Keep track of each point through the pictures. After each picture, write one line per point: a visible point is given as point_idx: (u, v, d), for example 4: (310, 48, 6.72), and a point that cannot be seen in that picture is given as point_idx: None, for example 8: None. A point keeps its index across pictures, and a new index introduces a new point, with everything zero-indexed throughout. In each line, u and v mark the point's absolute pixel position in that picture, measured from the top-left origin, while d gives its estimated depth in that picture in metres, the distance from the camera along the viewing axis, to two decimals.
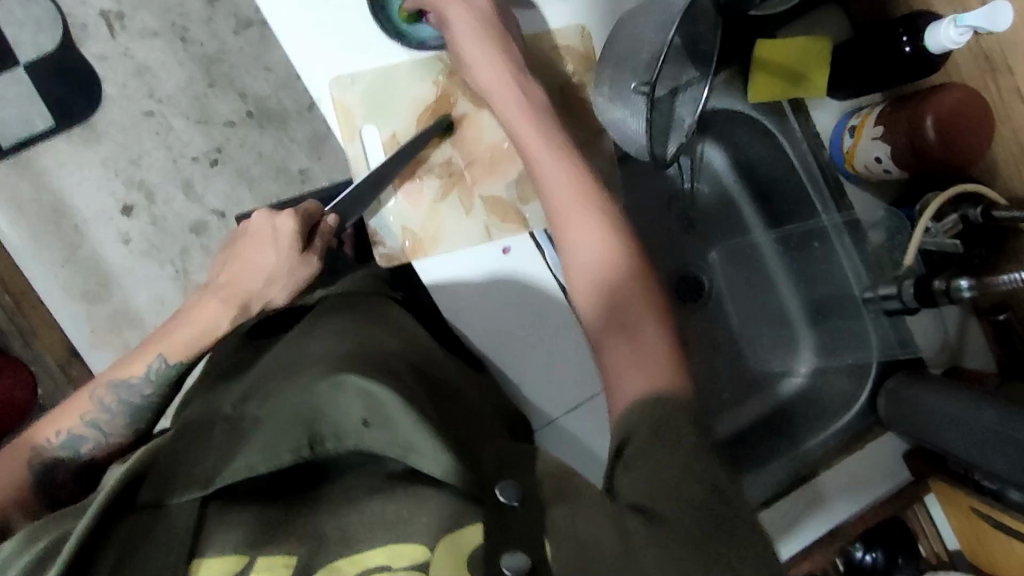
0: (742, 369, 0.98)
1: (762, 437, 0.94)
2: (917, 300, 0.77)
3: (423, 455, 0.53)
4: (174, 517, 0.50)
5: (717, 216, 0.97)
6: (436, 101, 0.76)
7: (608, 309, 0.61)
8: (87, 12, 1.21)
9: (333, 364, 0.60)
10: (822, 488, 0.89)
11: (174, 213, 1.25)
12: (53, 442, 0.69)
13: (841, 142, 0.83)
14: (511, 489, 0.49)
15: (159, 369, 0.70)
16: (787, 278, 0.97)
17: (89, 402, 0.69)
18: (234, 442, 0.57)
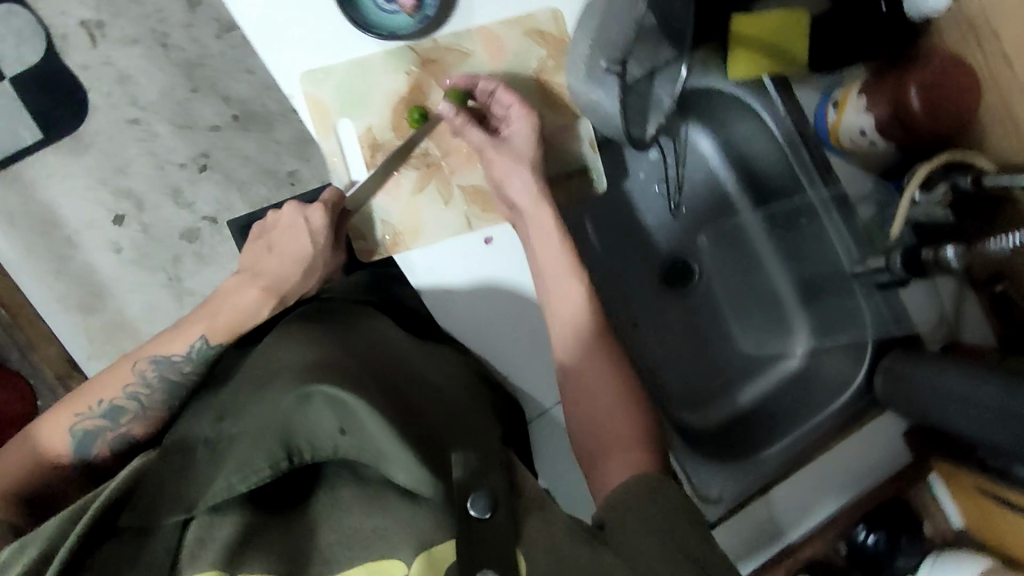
0: (732, 354, 0.99)
1: (754, 424, 0.95)
2: (907, 270, 0.77)
3: (395, 463, 0.50)
4: (156, 548, 0.48)
5: (706, 204, 0.96)
6: (409, 91, 0.74)
7: (596, 419, 0.65)
8: (66, 23, 1.20)
9: (299, 375, 0.55)
10: (773, 515, 0.84)
11: (162, 220, 1.24)
12: (94, 411, 0.66)
13: (825, 116, 0.82)
14: (481, 499, 0.48)
15: (202, 348, 0.69)
16: (775, 259, 0.98)
17: (130, 373, 0.67)
18: (209, 462, 0.54)
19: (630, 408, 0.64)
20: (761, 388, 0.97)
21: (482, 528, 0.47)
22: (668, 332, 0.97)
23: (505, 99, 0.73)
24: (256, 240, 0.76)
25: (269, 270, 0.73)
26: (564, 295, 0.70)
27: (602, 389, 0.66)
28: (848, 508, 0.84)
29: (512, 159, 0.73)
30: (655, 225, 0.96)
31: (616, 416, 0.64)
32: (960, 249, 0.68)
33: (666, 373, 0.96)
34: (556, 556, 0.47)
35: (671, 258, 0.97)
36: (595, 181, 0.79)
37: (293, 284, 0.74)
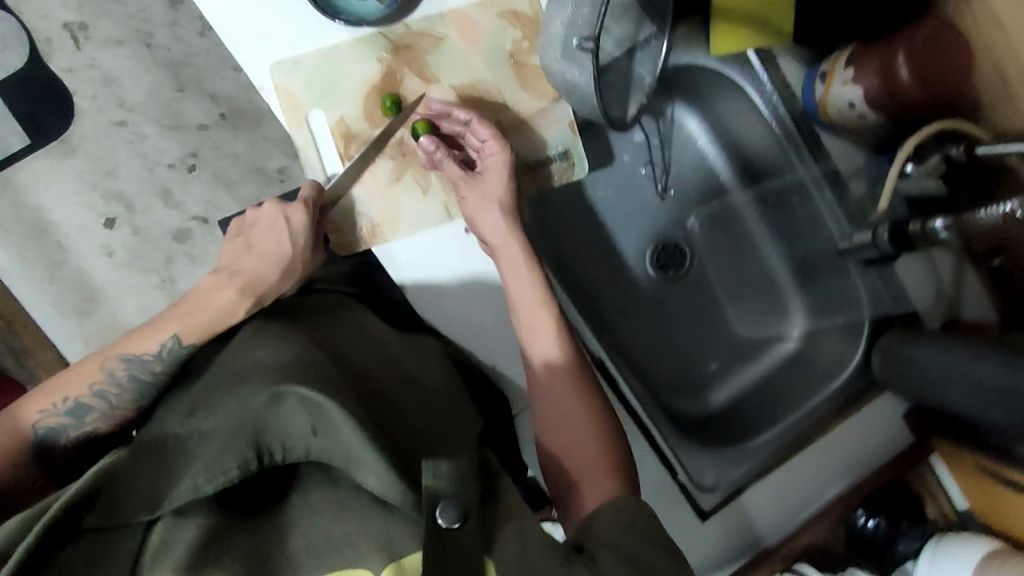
0: (726, 338, 0.96)
1: (746, 406, 0.94)
2: (894, 246, 0.75)
3: (365, 468, 0.48)
4: (117, 548, 0.47)
5: (697, 185, 0.94)
6: (382, 79, 0.72)
7: (569, 446, 0.63)
8: (50, 26, 1.10)
9: (274, 373, 0.53)
10: (746, 520, 0.83)
11: (154, 222, 1.14)
12: (58, 407, 0.63)
13: (812, 92, 0.79)
14: (451, 510, 0.47)
15: (174, 348, 0.66)
16: (768, 241, 0.95)
17: (99, 371, 0.64)
18: (178, 461, 0.52)
19: (598, 431, 0.64)
20: (757, 371, 0.96)
21: (451, 538, 0.46)
22: (659, 318, 0.95)
23: (479, 132, 0.71)
24: (237, 237, 0.73)
25: (246, 269, 0.70)
26: (535, 319, 0.69)
27: (572, 414, 0.65)
28: (837, 499, 0.84)
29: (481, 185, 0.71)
30: (642, 206, 0.93)
31: (586, 443, 0.63)
32: (947, 220, 0.66)
33: (656, 360, 0.94)
34: (523, 561, 0.46)
35: (660, 243, 0.94)
36: (575, 165, 0.77)
37: (271, 285, 0.71)
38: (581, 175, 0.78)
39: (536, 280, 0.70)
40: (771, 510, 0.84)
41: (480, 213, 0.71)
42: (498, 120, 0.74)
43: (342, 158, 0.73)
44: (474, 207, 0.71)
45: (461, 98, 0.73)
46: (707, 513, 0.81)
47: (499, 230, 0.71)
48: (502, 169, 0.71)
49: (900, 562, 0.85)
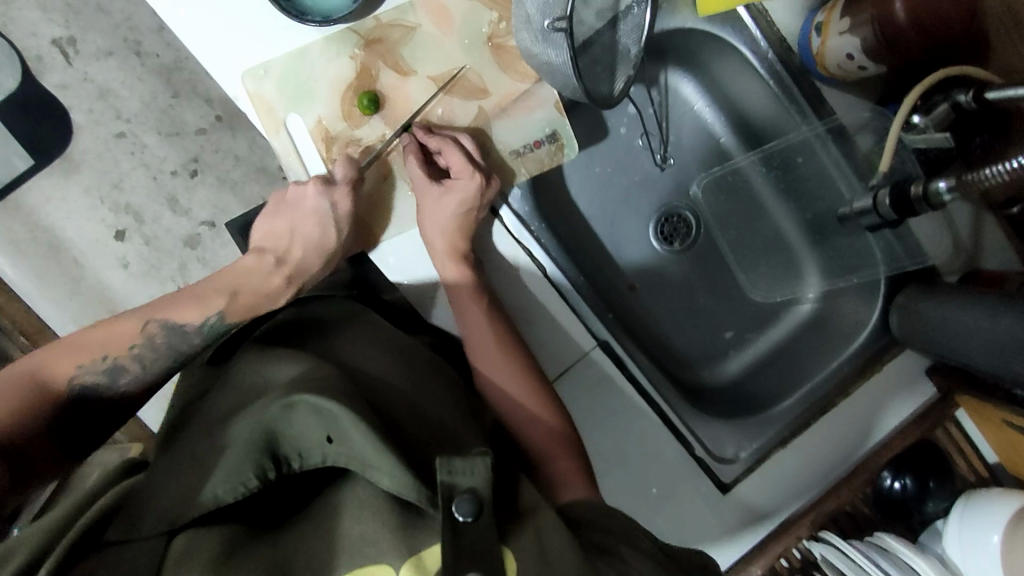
0: (741, 306, 0.94)
1: (763, 373, 0.93)
2: (895, 211, 0.71)
3: (377, 468, 0.47)
4: (137, 556, 0.46)
5: (698, 150, 0.91)
6: (357, 77, 0.70)
7: (539, 445, 0.65)
8: (39, 43, 1.09)
9: (288, 387, 0.54)
10: (752, 509, 0.80)
11: (164, 230, 1.14)
12: (96, 364, 0.60)
13: (810, 43, 0.74)
14: (467, 503, 0.43)
15: (212, 328, 0.64)
16: (777, 201, 0.91)
17: (138, 333, 0.62)
18: (198, 474, 0.52)
19: (563, 440, 0.66)
20: (775, 336, 0.93)
21: (468, 533, 0.42)
22: (667, 290, 0.93)
23: (450, 160, 0.69)
24: (275, 215, 0.71)
25: (292, 257, 0.70)
26: (478, 327, 0.70)
27: (534, 412, 0.67)
28: (863, 463, 0.81)
29: (444, 200, 0.69)
30: (644, 176, 0.90)
31: (548, 450, 0.65)
32: (951, 182, 0.61)
33: (671, 330, 0.93)
34: (543, 561, 0.43)
35: (665, 213, 0.92)
36: (565, 146, 0.74)
37: (313, 274, 0.71)
38: (572, 155, 0.75)
39: (480, 301, 0.71)
40: (790, 480, 0.81)
41: (434, 237, 0.70)
42: (481, 109, 0.72)
43: (325, 160, 0.71)
44: (431, 233, 0.70)
45: (443, 90, 0.71)
46: (727, 486, 0.80)
47: (447, 232, 0.70)
48: (465, 195, 0.69)
49: (930, 521, 0.83)
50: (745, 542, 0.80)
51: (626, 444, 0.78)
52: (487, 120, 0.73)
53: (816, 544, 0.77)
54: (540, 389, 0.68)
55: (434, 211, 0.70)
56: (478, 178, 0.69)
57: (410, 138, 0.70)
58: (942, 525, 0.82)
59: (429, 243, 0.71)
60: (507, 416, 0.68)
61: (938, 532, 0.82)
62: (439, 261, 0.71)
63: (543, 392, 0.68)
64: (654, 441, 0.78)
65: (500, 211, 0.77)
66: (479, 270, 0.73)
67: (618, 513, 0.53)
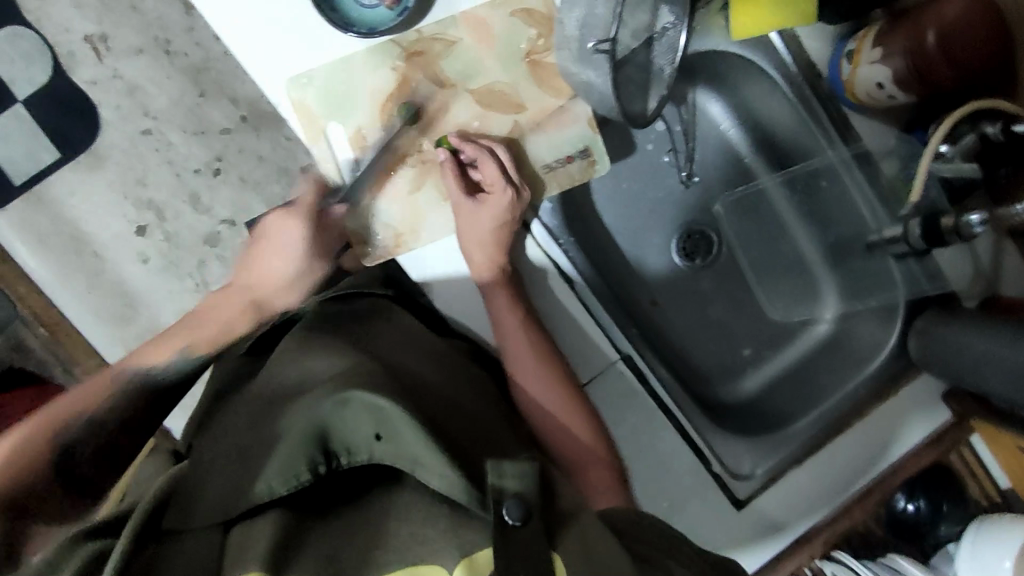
0: (762, 325, 0.95)
1: (781, 391, 0.93)
2: (926, 240, 0.73)
3: (427, 468, 0.49)
4: (196, 546, 0.47)
5: (722, 167, 0.92)
6: (396, 88, 0.72)
7: (568, 452, 0.70)
8: (71, 39, 1.11)
9: (334, 384, 0.56)
10: (771, 523, 0.81)
11: (185, 227, 1.15)
12: (75, 420, 0.56)
13: (839, 71, 0.76)
14: (514, 506, 0.44)
15: (182, 363, 0.63)
16: (799, 223, 0.92)
17: (113, 381, 0.59)
18: (248, 466, 0.53)
19: (594, 446, 0.70)
20: (791, 355, 0.94)
21: (517, 535, 0.42)
22: (687, 305, 0.94)
23: (484, 171, 0.70)
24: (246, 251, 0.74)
25: (252, 284, 0.71)
26: (513, 335, 0.72)
27: (567, 417, 0.70)
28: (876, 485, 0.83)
29: (480, 215, 0.71)
30: (669, 191, 0.92)
31: (578, 456, 0.69)
32: (984, 214, 0.64)
33: (690, 345, 0.94)
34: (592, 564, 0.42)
35: (688, 229, 0.93)
36: (597, 163, 0.76)
37: (275, 296, 0.71)
38: (603, 172, 0.77)
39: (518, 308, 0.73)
40: (801, 493, 0.82)
41: (475, 251, 0.72)
42: (516, 123, 0.74)
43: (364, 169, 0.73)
44: (471, 244, 0.72)
45: (479, 102, 0.73)
46: (742, 502, 0.81)
47: (483, 243, 0.72)
48: (497, 210, 0.71)
49: (942, 545, 0.86)
50: (766, 552, 0.81)
51: (642, 459, 0.79)
52: (522, 133, 0.74)
53: (827, 562, 0.82)
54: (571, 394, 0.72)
55: (469, 223, 0.71)
56: (509, 192, 0.71)
57: (443, 151, 0.71)
58: (954, 548, 0.84)
59: (468, 252, 0.72)
60: (538, 422, 0.71)
61: (949, 554, 0.84)
62: (475, 269, 0.73)
63: (575, 397, 0.71)
64: (669, 455, 0.80)
65: (531, 225, 0.78)
66: (518, 287, 0.74)
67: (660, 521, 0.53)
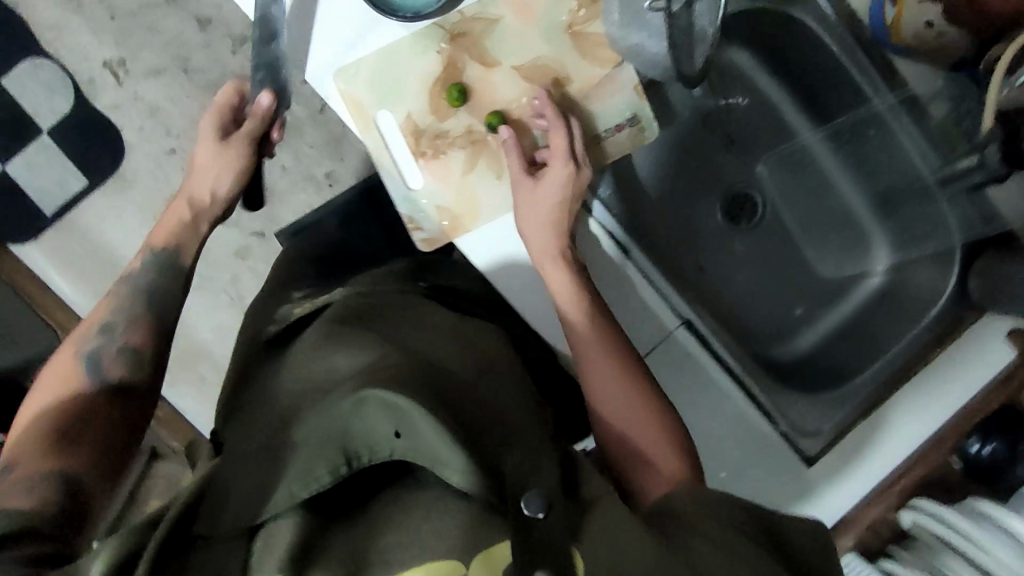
0: (813, 282, 0.95)
1: (837, 346, 0.93)
2: (1006, 164, 0.73)
3: (447, 464, 0.45)
4: (224, 555, 0.45)
5: (761, 127, 0.93)
6: (443, 72, 0.72)
7: (609, 441, 0.64)
8: (91, 66, 1.14)
9: (355, 383, 0.51)
10: (814, 493, 0.79)
11: (215, 242, 1.18)
12: (88, 339, 0.63)
13: (883, 15, 0.78)
14: (535, 499, 0.44)
15: (154, 257, 0.69)
16: (844, 175, 0.93)
17: (109, 299, 0.67)
18: (275, 464, 0.49)
19: (656, 422, 0.63)
20: (844, 312, 0.94)
21: (539, 531, 0.42)
22: (730, 264, 0.94)
23: (554, 141, 0.70)
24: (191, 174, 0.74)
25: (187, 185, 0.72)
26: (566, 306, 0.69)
27: (624, 395, 0.64)
28: (947, 429, 0.82)
29: (543, 186, 0.69)
30: (708, 153, 0.92)
31: (638, 433, 0.62)
32: None
33: (743, 310, 0.93)
34: (615, 553, 0.42)
35: (731, 195, 0.94)
36: (645, 129, 0.75)
37: (201, 183, 0.71)
38: (652, 137, 0.76)
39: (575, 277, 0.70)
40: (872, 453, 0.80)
41: (528, 225, 0.71)
42: (563, 95, 0.73)
43: (417, 154, 0.73)
44: (529, 221, 0.70)
45: (525, 77, 0.73)
46: (816, 456, 0.79)
47: (542, 219, 0.70)
48: (558, 180, 0.69)
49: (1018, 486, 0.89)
50: (831, 512, 0.79)
51: (710, 428, 0.78)
52: (571, 103, 0.73)
53: (909, 513, 0.82)
54: (634, 371, 0.66)
55: (532, 199, 0.70)
56: (571, 165, 0.69)
57: (507, 132, 0.70)
58: None
59: (524, 227, 0.71)
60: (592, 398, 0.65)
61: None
62: (532, 245, 0.71)
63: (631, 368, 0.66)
64: (737, 422, 0.79)
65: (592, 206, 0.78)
66: (580, 270, 0.71)
67: (686, 496, 0.50)
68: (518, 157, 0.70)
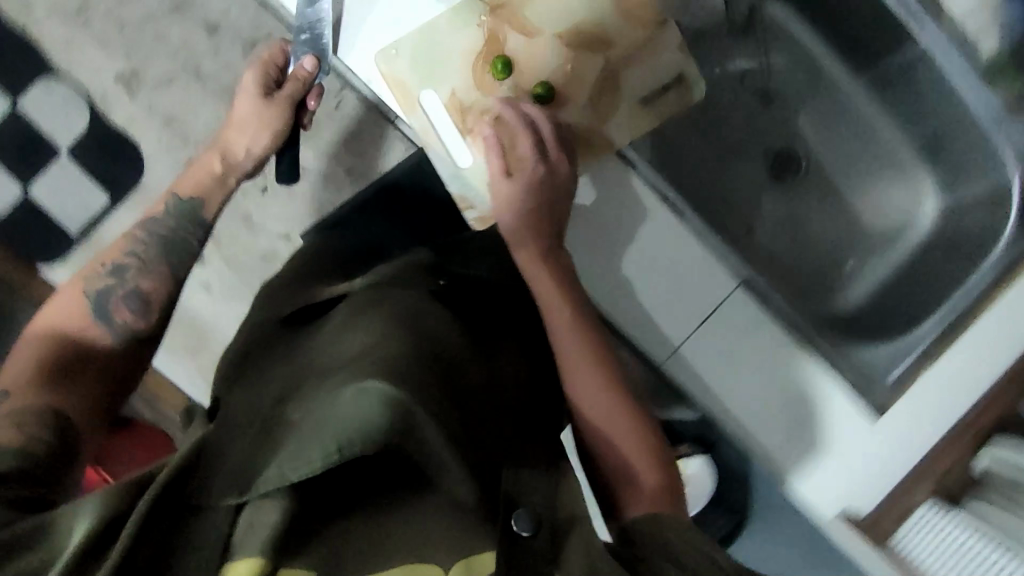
0: (862, 230, 0.95)
1: (892, 295, 0.90)
2: None
3: (451, 471, 0.43)
4: (201, 541, 0.37)
5: (800, 81, 0.93)
6: (485, 46, 0.71)
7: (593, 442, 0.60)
8: (103, 80, 1.11)
9: (358, 363, 0.45)
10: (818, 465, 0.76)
11: (243, 249, 1.12)
12: (100, 273, 0.67)
13: None
14: (524, 517, 0.42)
15: (181, 205, 0.73)
16: (886, 120, 0.93)
17: (127, 237, 0.70)
18: (261, 451, 0.43)
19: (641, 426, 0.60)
20: (897, 261, 0.93)
21: (520, 547, 0.40)
22: (778, 226, 0.93)
23: (520, 145, 0.69)
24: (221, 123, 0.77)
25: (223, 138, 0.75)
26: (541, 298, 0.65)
27: (606, 388, 0.61)
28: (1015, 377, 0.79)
29: (516, 187, 0.67)
30: (748, 119, 0.93)
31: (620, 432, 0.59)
32: None
33: (797, 262, 0.91)
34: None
35: (776, 152, 0.94)
36: (695, 87, 0.74)
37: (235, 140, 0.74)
38: (701, 97, 0.75)
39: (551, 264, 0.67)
40: (931, 411, 0.78)
41: (505, 219, 0.68)
42: (607, 61, 0.73)
43: (464, 133, 0.72)
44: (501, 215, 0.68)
45: (567, 45, 0.72)
46: (883, 408, 0.77)
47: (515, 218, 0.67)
48: (528, 180, 0.67)
49: None
50: (831, 483, 0.76)
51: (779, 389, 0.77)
52: (616, 68, 0.73)
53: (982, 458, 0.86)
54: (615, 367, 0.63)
55: (503, 196, 0.68)
56: (542, 164, 0.68)
57: (483, 129, 0.69)
58: None
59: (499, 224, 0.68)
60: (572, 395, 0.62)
61: None
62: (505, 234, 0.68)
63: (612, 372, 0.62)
64: (803, 383, 0.77)
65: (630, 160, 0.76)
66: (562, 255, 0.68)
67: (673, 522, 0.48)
68: (495, 154, 0.68)
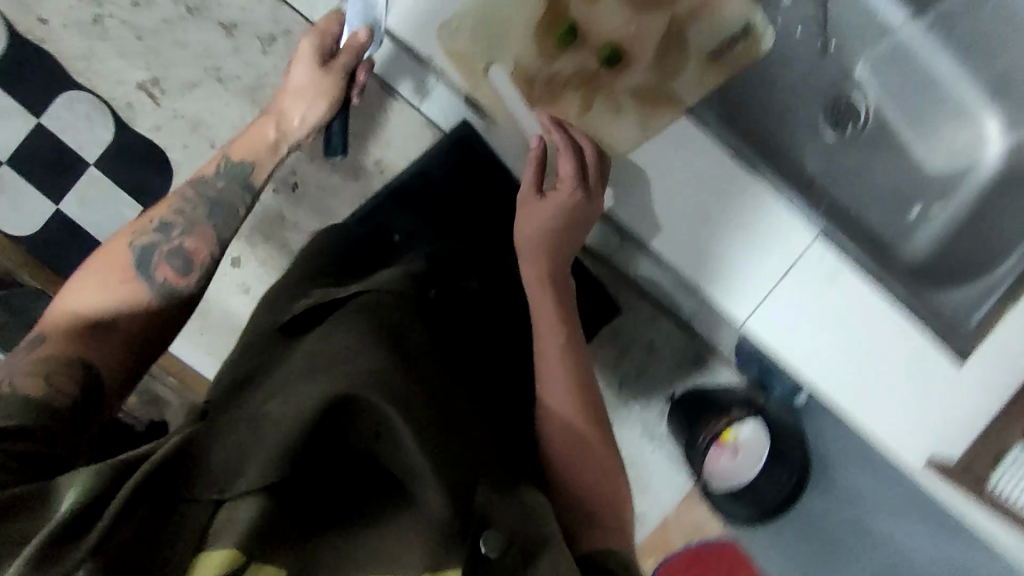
0: (925, 178, 0.92)
1: (958, 242, 0.87)
2: None
3: (427, 485, 0.47)
4: (182, 518, 0.45)
5: (859, 26, 0.90)
6: (546, 13, 0.71)
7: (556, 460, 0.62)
8: (126, 89, 1.02)
9: (350, 379, 0.50)
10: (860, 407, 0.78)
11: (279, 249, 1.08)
12: (148, 227, 0.67)
13: None
14: (493, 539, 0.46)
15: (232, 170, 0.72)
16: (949, 63, 0.90)
17: (176, 196, 0.70)
18: (251, 441, 0.49)
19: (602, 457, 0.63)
20: (961, 202, 0.90)
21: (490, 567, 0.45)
22: (842, 175, 0.89)
23: (561, 162, 0.68)
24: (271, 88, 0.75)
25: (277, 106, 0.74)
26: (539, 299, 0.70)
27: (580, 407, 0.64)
28: None
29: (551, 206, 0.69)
30: (805, 68, 0.90)
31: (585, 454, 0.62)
32: None
33: (860, 208, 0.89)
34: None
35: (834, 101, 0.91)
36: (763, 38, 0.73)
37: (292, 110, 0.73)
38: (769, 48, 0.73)
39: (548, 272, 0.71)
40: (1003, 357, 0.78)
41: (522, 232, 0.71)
42: (671, 18, 0.73)
43: (532, 102, 0.71)
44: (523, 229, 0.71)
45: (629, 7, 0.73)
46: (965, 351, 0.77)
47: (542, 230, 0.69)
48: (559, 204, 0.68)
49: None
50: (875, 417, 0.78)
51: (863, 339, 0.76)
52: (682, 24, 0.73)
53: None
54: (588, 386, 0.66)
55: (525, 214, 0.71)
56: (578, 192, 0.68)
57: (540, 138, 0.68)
58: None
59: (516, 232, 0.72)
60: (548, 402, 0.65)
61: None
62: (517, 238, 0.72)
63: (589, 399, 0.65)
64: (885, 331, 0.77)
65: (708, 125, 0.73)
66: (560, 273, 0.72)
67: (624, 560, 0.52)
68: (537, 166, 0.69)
